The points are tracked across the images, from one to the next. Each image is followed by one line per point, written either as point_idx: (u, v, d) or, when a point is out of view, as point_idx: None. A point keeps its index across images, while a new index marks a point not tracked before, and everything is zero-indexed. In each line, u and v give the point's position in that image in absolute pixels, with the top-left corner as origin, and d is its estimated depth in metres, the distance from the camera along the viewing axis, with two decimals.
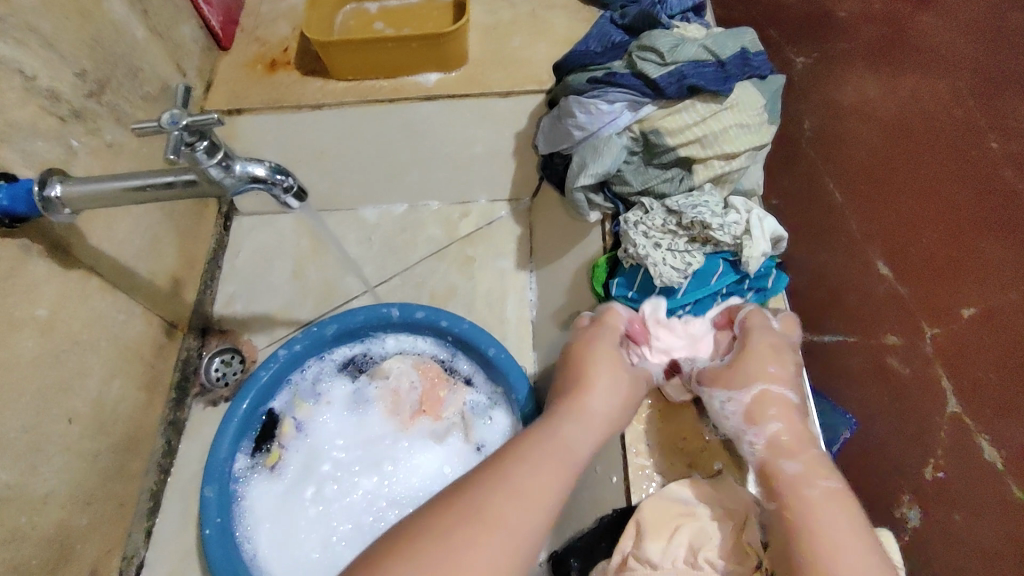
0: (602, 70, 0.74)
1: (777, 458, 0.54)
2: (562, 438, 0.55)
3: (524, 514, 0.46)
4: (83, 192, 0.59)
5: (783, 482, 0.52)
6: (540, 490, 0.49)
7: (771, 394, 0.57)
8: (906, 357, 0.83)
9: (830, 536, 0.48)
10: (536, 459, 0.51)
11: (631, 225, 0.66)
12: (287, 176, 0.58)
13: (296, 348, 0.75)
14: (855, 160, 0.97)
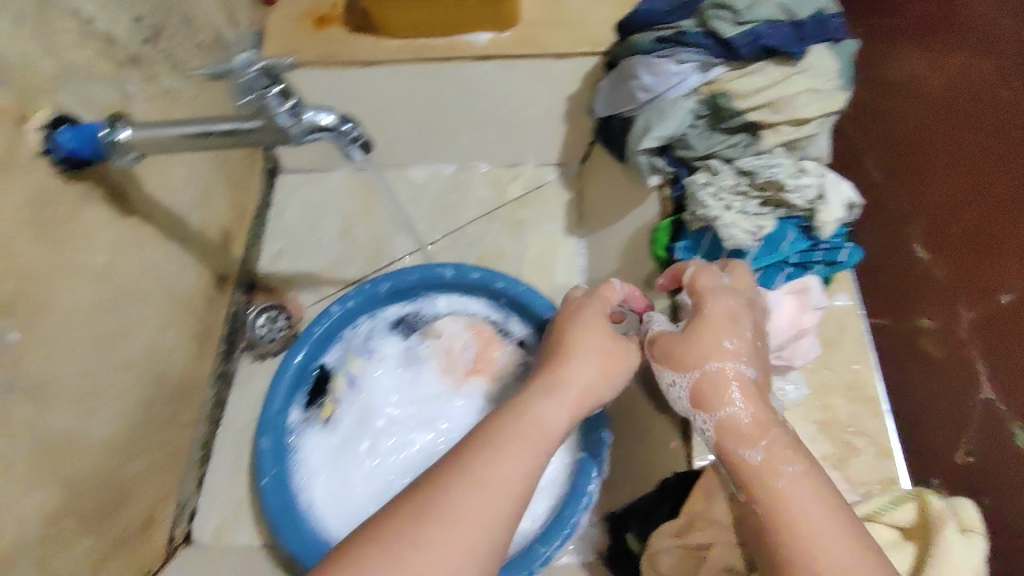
0: (670, 28, 0.71)
1: (739, 446, 0.51)
2: (535, 416, 0.49)
3: (481, 507, 0.41)
4: (148, 136, 0.58)
5: (756, 474, 0.49)
6: (507, 480, 0.43)
7: (724, 372, 0.54)
8: (943, 340, 0.67)
9: (813, 529, 0.45)
10: (505, 441, 0.46)
11: (700, 187, 0.64)
12: (354, 126, 0.57)
13: (350, 305, 0.75)
14: (907, 121, 0.75)
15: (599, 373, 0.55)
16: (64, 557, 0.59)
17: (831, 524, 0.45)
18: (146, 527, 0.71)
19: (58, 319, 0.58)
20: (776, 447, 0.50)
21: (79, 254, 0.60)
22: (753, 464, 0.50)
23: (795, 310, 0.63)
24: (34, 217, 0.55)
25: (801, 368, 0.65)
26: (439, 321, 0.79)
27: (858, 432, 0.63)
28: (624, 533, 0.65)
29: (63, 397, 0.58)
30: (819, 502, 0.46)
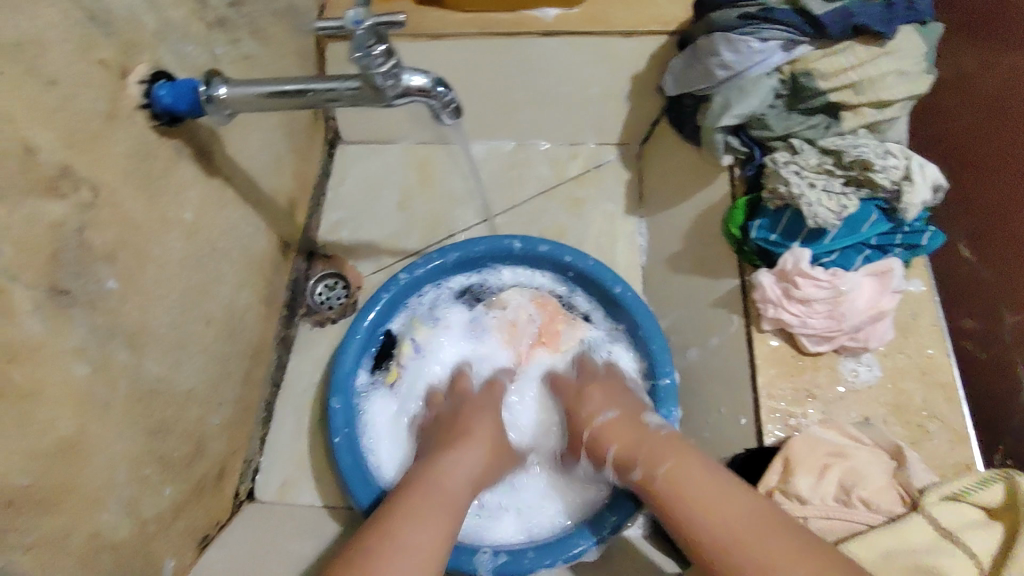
0: (756, 4, 0.70)
1: (634, 472, 0.61)
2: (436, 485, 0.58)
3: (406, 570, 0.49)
4: (247, 93, 0.59)
5: (652, 479, 0.59)
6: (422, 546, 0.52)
7: (601, 425, 0.67)
8: (983, 342, 0.71)
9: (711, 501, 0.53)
10: (412, 512, 0.55)
11: (782, 165, 0.65)
12: (448, 90, 0.57)
13: (418, 272, 0.78)
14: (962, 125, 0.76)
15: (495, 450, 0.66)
16: (150, 500, 0.61)
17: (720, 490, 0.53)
18: (218, 478, 0.74)
19: (151, 269, 0.60)
20: (658, 453, 0.60)
21: (171, 208, 0.63)
22: (642, 477, 0.60)
23: (875, 291, 0.63)
24: (136, 170, 0.57)
25: (875, 351, 0.65)
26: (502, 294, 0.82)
27: (934, 416, 0.62)
28: None
29: (154, 344, 0.61)
30: (702, 474, 0.56)
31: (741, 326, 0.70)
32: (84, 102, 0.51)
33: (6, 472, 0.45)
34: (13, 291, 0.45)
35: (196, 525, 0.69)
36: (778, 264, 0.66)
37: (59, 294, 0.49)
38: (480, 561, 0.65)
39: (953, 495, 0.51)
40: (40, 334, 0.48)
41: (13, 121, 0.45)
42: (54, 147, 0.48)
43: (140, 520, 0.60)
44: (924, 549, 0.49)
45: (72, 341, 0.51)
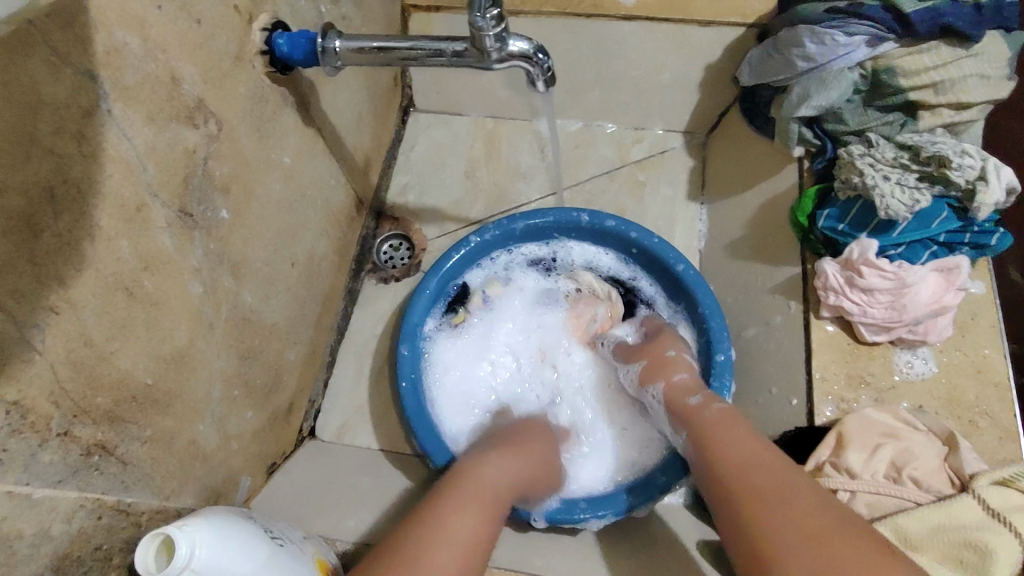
0: (845, 0, 0.72)
1: (688, 395, 0.68)
2: (476, 481, 0.58)
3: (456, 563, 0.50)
4: (361, 46, 0.62)
5: (703, 421, 0.63)
6: (466, 543, 0.52)
7: (681, 357, 0.73)
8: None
9: (755, 469, 0.55)
10: (454, 504, 0.55)
11: (858, 157, 0.67)
12: (547, 58, 0.61)
13: (487, 236, 0.84)
14: None
15: (542, 455, 0.68)
16: (235, 419, 0.66)
17: (765, 462, 0.55)
18: (288, 411, 0.79)
19: (254, 204, 0.65)
20: (708, 425, 0.62)
21: (275, 151, 0.67)
22: (699, 407, 0.65)
23: (939, 286, 0.65)
24: (252, 111, 0.62)
25: (932, 346, 0.67)
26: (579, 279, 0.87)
27: (985, 413, 0.64)
28: None
29: (250, 275, 0.66)
30: (749, 445, 0.57)
31: (799, 312, 0.72)
32: (218, 42, 0.55)
33: (135, 369, 0.50)
34: (152, 207, 0.50)
35: (268, 451, 0.74)
36: (843, 253, 0.68)
37: (185, 217, 0.54)
38: (532, 506, 0.69)
39: (1002, 480, 0.55)
40: (168, 250, 0.52)
41: (167, 53, 0.49)
42: (195, 81, 0.53)
43: (226, 436, 0.65)
44: (974, 526, 0.53)
45: (191, 261, 0.55)
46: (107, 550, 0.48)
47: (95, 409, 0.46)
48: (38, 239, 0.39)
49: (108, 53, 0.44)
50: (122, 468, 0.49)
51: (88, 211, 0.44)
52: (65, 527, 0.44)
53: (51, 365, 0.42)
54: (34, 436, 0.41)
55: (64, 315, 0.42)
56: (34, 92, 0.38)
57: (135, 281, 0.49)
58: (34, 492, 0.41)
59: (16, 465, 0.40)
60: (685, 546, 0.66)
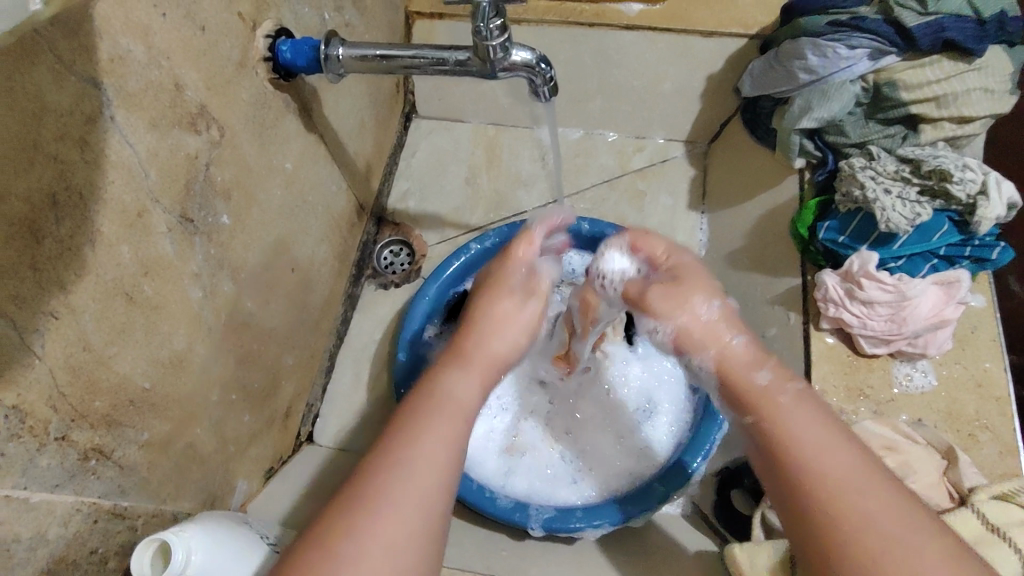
0: (847, 14, 0.72)
1: (755, 369, 0.52)
2: (445, 389, 0.51)
3: (427, 485, 0.44)
4: (364, 54, 0.63)
5: (755, 398, 0.50)
6: (430, 465, 0.45)
7: (722, 312, 0.56)
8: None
9: (845, 487, 0.44)
10: (417, 423, 0.47)
11: (859, 170, 0.67)
12: (549, 67, 0.61)
13: (487, 244, 0.85)
14: None
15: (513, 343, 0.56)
16: (234, 424, 0.66)
17: (860, 479, 0.44)
18: (286, 415, 0.79)
19: (255, 210, 0.65)
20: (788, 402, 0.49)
21: (276, 157, 0.68)
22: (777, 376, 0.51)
23: (939, 300, 0.65)
24: (255, 117, 0.62)
25: (932, 359, 0.67)
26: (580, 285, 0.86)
27: (986, 428, 0.64)
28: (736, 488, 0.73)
29: (250, 280, 0.66)
30: (836, 452, 0.45)
31: (799, 322, 0.72)
32: (221, 48, 0.56)
33: (134, 374, 0.50)
34: (153, 212, 0.50)
35: (266, 455, 0.74)
36: (843, 264, 0.68)
37: (186, 222, 0.54)
38: (530, 515, 0.69)
39: (1002, 495, 0.55)
40: (169, 255, 0.52)
41: (170, 60, 0.50)
42: (198, 87, 0.53)
43: (224, 441, 0.65)
44: (976, 541, 0.53)
45: (191, 266, 0.55)
46: (102, 554, 0.48)
47: (93, 414, 0.46)
48: (40, 245, 0.40)
49: (112, 60, 0.44)
50: (119, 472, 0.50)
51: (90, 218, 0.44)
52: (61, 530, 0.44)
53: (50, 371, 0.42)
54: (32, 440, 0.41)
55: (64, 320, 0.42)
56: (38, 98, 0.38)
57: (135, 286, 0.49)
58: (31, 496, 0.42)
59: (14, 470, 0.40)
60: (682, 558, 0.66)
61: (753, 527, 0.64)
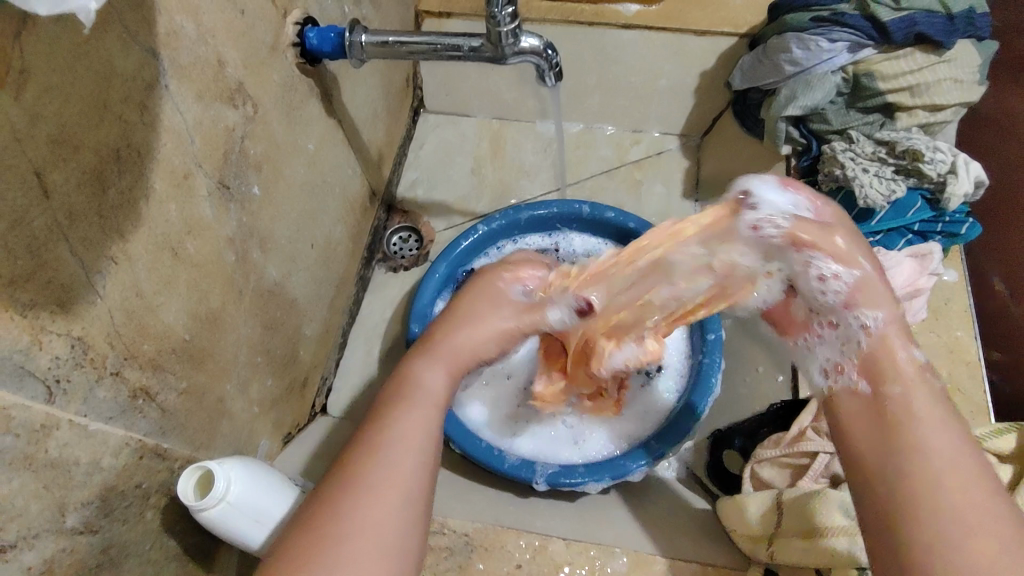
0: (827, 9, 0.77)
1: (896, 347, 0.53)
2: (415, 377, 0.55)
3: (396, 473, 0.47)
4: (383, 41, 0.69)
5: (889, 371, 0.53)
6: (407, 435, 0.50)
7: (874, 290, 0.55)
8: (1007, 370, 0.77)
9: (957, 486, 0.45)
10: (392, 406, 0.52)
11: (839, 151, 0.72)
12: (555, 54, 0.67)
13: (494, 225, 0.92)
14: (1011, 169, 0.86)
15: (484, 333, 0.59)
16: (258, 386, 0.71)
17: (976, 484, 0.45)
18: (303, 384, 0.83)
19: (281, 184, 0.70)
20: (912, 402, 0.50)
21: (300, 138, 0.73)
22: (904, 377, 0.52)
23: (913, 271, 0.70)
24: (283, 98, 0.67)
25: (908, 327, 0.72)
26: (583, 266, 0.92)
27: (956, 389, 0.69)
28: (726, 447, 0.80)
29: (276, 251, 0.71)
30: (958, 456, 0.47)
31: None
32: (257, 32, 0.61)
33: (175, 325, 0.54)
34: (197, 176, 0.55)
35: (285, 421, 0.79)
36: None
37: (223, 189, 0.59)
38: (535, 471, 0.74)
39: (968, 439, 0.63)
40: (208, 217, 0.57)
41: (215, 40, 0.55)
42: (237, 66, 0.58)
43: (249, 400, 0.69)
44: None
45: (226, 230, 0.60)
46: (145, 489, 0.51)
47: (142, 355, 0.51)
48: (104, 194, 0.44)
49: (167, 33, 0.49)
50: (161, 414, 0.54)
51: (145, 176, 0.48)
52: (113, 460, 0.48)
53: (109, 310, 0.46)
54: (92, 371, 0.46)
55: (122, 265, 0.47)
56: (110, 64, 0.43)
57: (180, 243, 0.53)
58: (90, 424, 0.46)
59: (77, 397, 0.45)
60: (677, 516, 0.71)
61: (743, 482, 0.72)
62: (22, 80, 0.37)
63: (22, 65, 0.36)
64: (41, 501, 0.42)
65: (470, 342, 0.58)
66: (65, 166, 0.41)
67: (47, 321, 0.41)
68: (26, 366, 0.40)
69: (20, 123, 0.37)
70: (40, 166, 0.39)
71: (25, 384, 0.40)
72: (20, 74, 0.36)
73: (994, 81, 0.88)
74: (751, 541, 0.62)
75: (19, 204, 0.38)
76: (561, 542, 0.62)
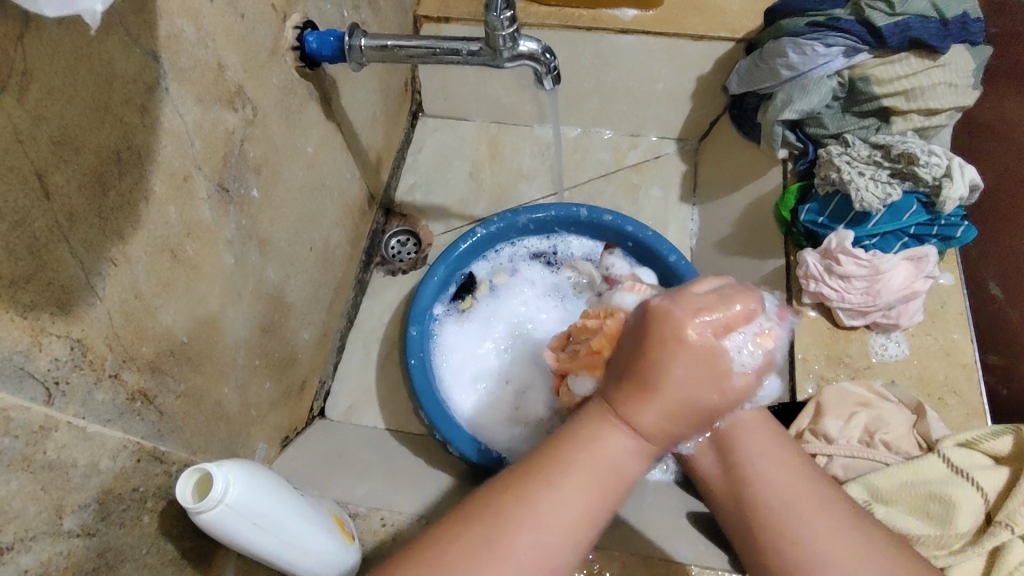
0: (823, 15, 0.78)
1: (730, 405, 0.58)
2: (593, 445, 0.50)
3: (553, 542, 0.48)
4: (382, 45, 0.69)
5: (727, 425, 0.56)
6: (566, 512, 0.48)
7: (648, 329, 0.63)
8: (1004, 377, 0.77)
9: (794, 495, 0.52)
10: (560, 462, 0.50)
11: (835, 155, 0.74)
12: (553, 58, 0.67)
13: (493, 228, 0.92)
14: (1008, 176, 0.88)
15: (697, 387, 0.48)
16: (255, 390, 0.71)
17: (799, 473, 0.53)
18: (301, 388, 0.83)
19: (279, 187, 0.70)
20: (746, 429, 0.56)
21: (300, 141, 0.73)
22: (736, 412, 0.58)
23: (910, 273, 0.71)
24: (282, 101, 0.68)
25: (904, 329, 0.73)
26: (580, 269, 0.95)
27: (953, 391, 0.70)
28: None
29: (274, 254, 0.71)
30: (785, 458, 0.54)
31: (783, 300, 0.78)
32: (257, 36, 0.61)
33: (174, 327, 0.54)
34: (196, 178, 0.55)
35: (282, 425, 0.78)
36: (823, 244, 0.74)
37: (222, 192, 0.59)
38: None
39: (966, 442, 0.63)
40: (207, 220, 0.57)
41: (215, 43, 0.55)
42: (236, 69, 0.58)
43: (247, 403, 0.69)
44: (942, 480, 0.62)
45: (225, 233, 0.60)
46: (143, 493, 0.51)
47: (140, 357, 0.51)
48: (105, 196, 0.44)
49: (168, 36, 0.49)
50: (159, 417, 0.54)
51: (145, 178, 0.48)
52: (111, 463, 0.48)
53: (108, 311, 0.46)
54: (91, 373, 0.46)
55: (121, 267, 0.47)
56: (111, 66, 0.43)
57: (179, 245, 0.54)
58: (88, 426, 0.46)
59: (76, 398, 0.45)
60: (675, 519, 0.71)
61: None
62: (24, 82, 0.37)
63: (24, 68, 0.37)
64: (39, 503, 0.42)
65: (666, 419, 0.48)
66: (66, 167, 0.41)
67: (48, 322, 0.41)
68: (25, 367, 0.40)
69: (22, 124, 0.37)
70: (41, 168, 0.39)
71: (24, 384, 0.40)
72: (23, 76, 0.37)
73: (989, 86, 0.88)
74: None
75: (21, 205, 0.38)
76: None
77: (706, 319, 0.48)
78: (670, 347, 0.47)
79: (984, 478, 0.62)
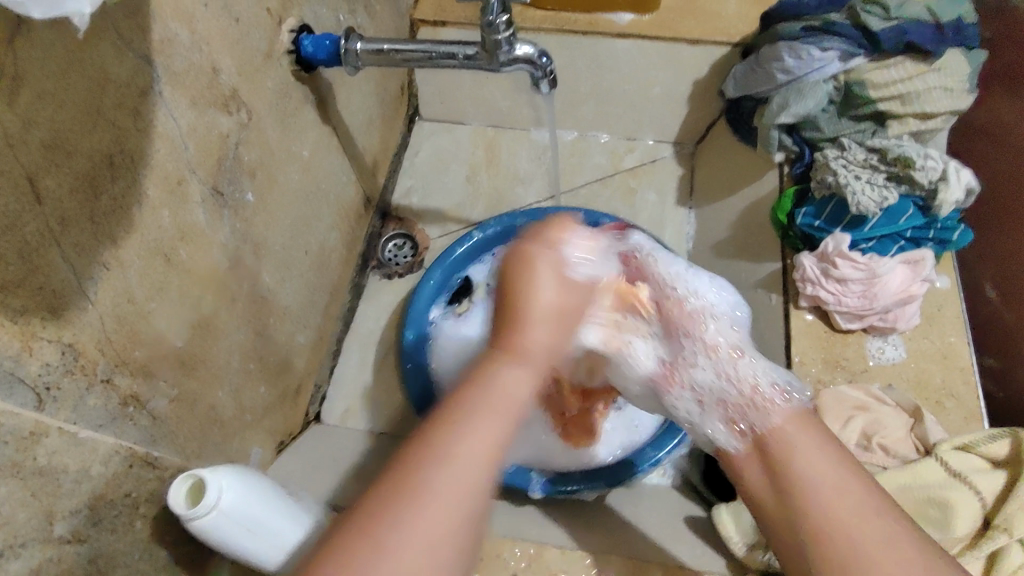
0: (819, 19, 0.79)
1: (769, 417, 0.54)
2: (498, 382, 0.47)
3: (466, 488, 0.42)
4: (378, 48, 0.69)
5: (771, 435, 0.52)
6: (478, 456, 0.43)
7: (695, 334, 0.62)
8: None
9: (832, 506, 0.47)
10: (470, 405, 0.45)
11: (832, 159, 0.74)
12: (549, 62, 0.67)
13: (488, 231, 0.92)
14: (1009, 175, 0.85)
15: (561, 306, 0.52)
16: (250, 394, 0.70)
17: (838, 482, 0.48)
18: (297, 392, 0.83)
19: (274, 191, 0.70)
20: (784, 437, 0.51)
21: (295, 145, 0.72)
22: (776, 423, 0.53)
23: (907, 277, 0.71)
24: (277, 105, 0.67)
25: (902, 333, 0.73)
26: None
27: (950, 395, 0.70)
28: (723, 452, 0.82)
29: (269, 258, 0.71)
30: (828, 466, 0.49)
31: (780, 303, 0.78)
32: (251, 39, 0.61)
33: (167, 331, 0.54)
34: (190, 182, 0.54)
35: (277, 429, 0.78)
36: (820, 247, 0.73)
37: (217, 195, 0.59)
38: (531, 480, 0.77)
39: (963, 446, 0.63)
40: (201, 223, 0.57)
41: (209, 47, 0.55)
42: (231, 72, 0.58)
43: (241, 408, 0.68)
44: (940, 484, 0.62)
45: (219, 236, 0.60)
46: (135, 499, 0.50)
47: (132, 362, 0.50)
48: (97, 200, 0.44)
49: (162, 40, 0.49)
50: (151, 422, 0.53)
51: (138, 182, 0.48)
52: (102, 469, 0.47)
53: (100, 316, 0.46)
54: (83, 378, 0.45)
55: (114, 271, 0.47)
56: (104, 70, 0.43)
57: (172, 249, 0.53)
58: (79, 432, 0.45)
59: (67, 404, 0.44)
60: (673, 524, 0.70)
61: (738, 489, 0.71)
62: (14, 86, 0.37)
63: (15, 71, 0.36)
64: (29, 509, 0.41)
65: (551, 336, 0.51)
66: (57, 172, 0.40)
67: (38, 327, 0.41)
68: (15, 372, 0.40)
69: (12, 128, 0.37)
70: (32, 172, 0.39)
71: (14, 390, 0.40)
72: (13, 79, 0.36)
73: (985, 91, 0.89)
74: (747, 549, 0.62)
75: (11, 210, 0.38)
76: (556, 550, 0.62)
77: (548, 244, 0.54)
78: (527, 274, 0.52)
79: (984, 483, 0.61)
